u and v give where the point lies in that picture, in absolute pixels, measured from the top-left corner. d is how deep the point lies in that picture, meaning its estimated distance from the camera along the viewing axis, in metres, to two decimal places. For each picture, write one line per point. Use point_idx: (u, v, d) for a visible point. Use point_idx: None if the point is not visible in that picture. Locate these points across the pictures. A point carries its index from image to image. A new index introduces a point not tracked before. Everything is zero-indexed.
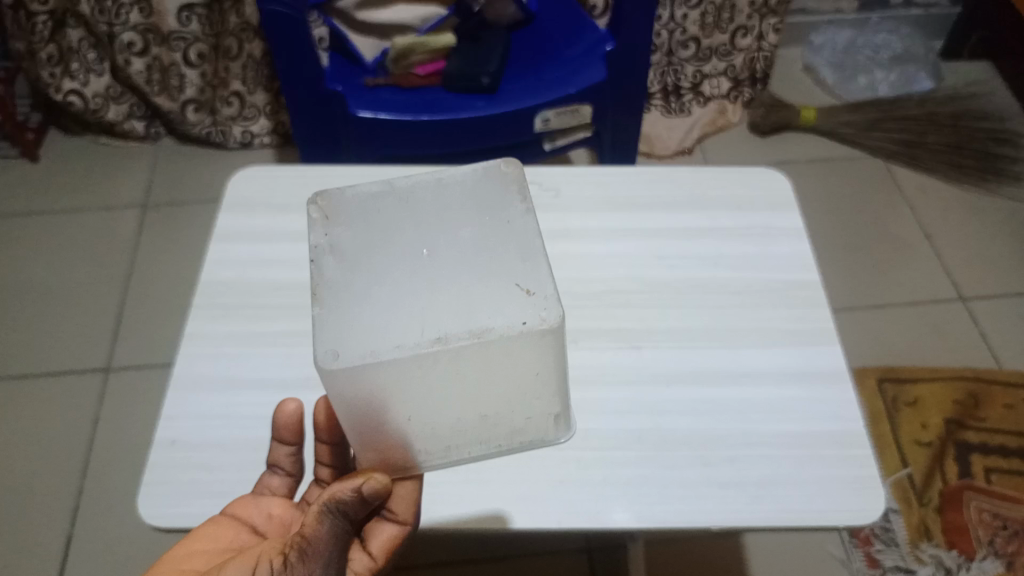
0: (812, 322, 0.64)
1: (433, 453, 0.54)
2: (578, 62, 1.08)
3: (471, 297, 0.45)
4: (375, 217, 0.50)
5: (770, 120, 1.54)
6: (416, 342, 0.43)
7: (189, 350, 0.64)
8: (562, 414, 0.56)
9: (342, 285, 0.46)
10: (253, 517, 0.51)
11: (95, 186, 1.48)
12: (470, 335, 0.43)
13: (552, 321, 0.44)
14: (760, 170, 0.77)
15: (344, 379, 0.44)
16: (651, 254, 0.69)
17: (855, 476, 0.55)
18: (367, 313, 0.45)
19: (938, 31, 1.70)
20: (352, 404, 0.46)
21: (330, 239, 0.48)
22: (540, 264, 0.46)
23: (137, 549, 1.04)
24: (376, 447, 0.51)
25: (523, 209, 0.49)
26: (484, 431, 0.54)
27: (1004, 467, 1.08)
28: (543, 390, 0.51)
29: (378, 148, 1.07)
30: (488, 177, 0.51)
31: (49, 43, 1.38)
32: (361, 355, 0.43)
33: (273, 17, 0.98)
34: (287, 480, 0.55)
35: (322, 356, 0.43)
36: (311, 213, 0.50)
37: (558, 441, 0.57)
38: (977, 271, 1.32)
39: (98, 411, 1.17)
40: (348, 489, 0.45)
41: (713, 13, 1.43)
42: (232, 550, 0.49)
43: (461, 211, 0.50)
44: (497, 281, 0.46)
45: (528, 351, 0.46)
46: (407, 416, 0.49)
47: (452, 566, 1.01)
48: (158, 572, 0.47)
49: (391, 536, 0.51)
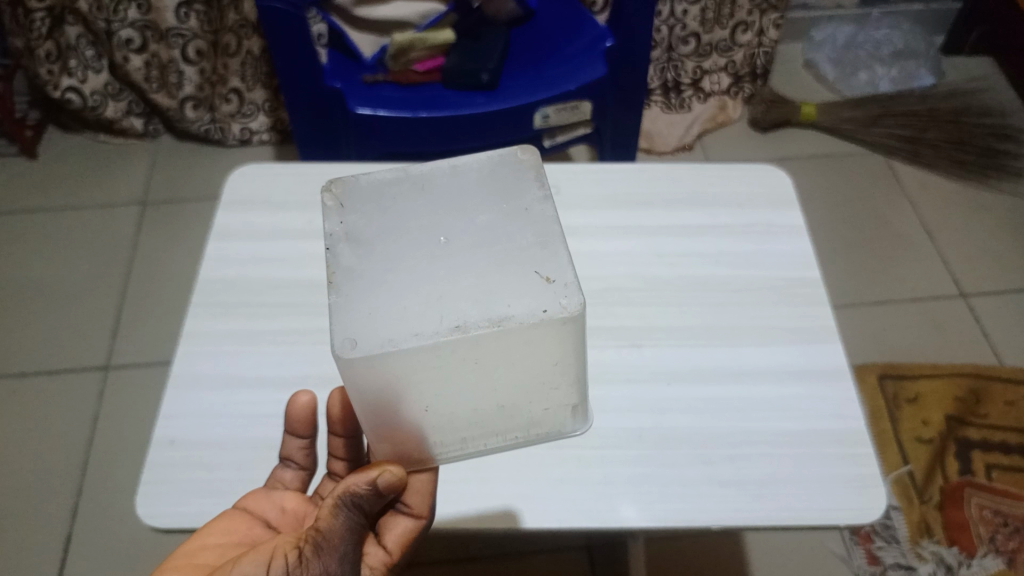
0: (813, 320, 0.64)
1: (449, 445, 0.54)
2: (578, 59, 1.07)
3: (490, 284, 0.45)
4: (390, 204, 0.50)
5: (770, 116, 1.53)
6: (434, 331, 0.43)
7: (189, 348, 0.63)
8: (580, 405, 0.55)
9: (359, 272, 0.46)
10: (266, 511, 0.51)
11: (94, 183, 1.47)
12: (489, 323, 0.43)
13: (573, 309, 0.43)
14: (761, 167, 0.76)
15: (362, 369, 0.44)
16: (651, 252, 0.69)
17: (856, 475, 0.55)
18: (384, 301, 0.45)
19: (938, 26, 1.69)
20: (368, 394, 0.46)
21: (345, 226, 0.48)
22: (558, 252, 0.46)
23: (137, 548, 1.04)
24: (391, 439, 0.51)
25: (541, 195, 0.49)
26: (501, 422, 0.53)
27: (1005, 464, 1.08)
28: (562, 380, 0.50)
29: (378, 146, 1.06)
30: (504, 165, 0.51)
31: (47, 40, 1.37)
32: (379, 343, 0.43)
33: (272, 13, 0.97)
34: (300, 473, 0.54)
35: (339, 345, 0.42)
36: (326, 201, 0.50)
37: (574, 432, 0.57)
38: (977, 267, 1.32)
39: (97, 409, 1.16)
40: (362, 482, 0.45)
41: (714, 9, 1.42)
42: (245, 545, 0.49)
43: (478, 199, 0.49)
44: (517, 268, 0.45)
45: (547, 340, 0.45)
46: (424, 407, 0.48)
47: (452, 564, 1.01)
48: (171, 566, 0.48)
49: (406, 530, 0.51)
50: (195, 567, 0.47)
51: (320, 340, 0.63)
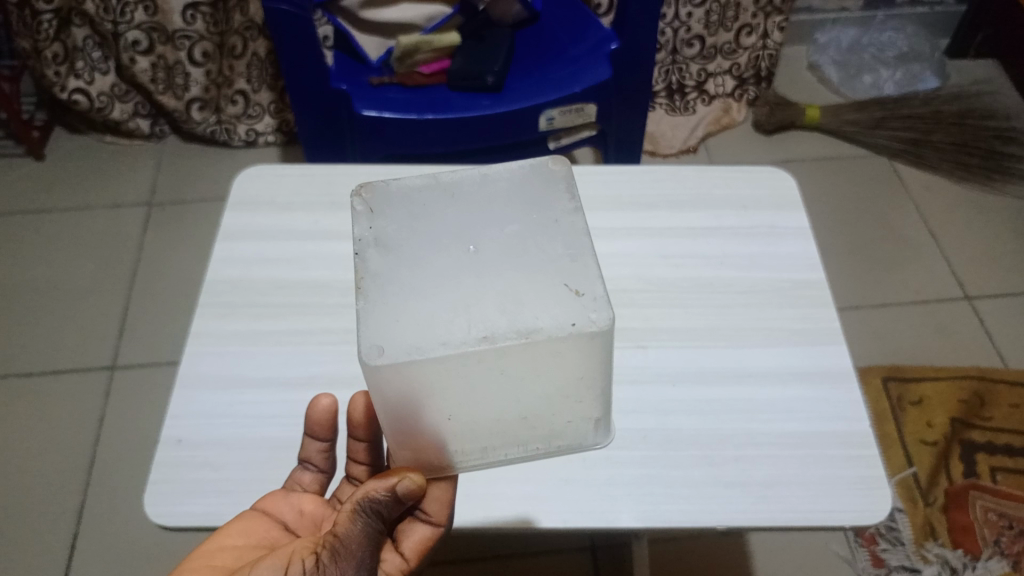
0: (818, 322, 0.64)
1: (469, 453, 0.54)
2: (583, 61, 1.08)
3: (520, 295, 0.45)
4: (419, 210, 0.50)
5: (775, 119, 1.53)
6: (462, 340, 0.43)
7: (196, 349, 0.64)
8: (601, 419, 0.55)
9: (387, 278, 0.46)
10: (283, 513, 0.52)
11: (102, 184, 1.48)
12: (517, 334, 0.43)
13: (602, 323, 0.44)
14: (766, 169, 0.77)
15: (388, 376, 0.44)
16: (658, 253, 0.69)
17: (863, 476, 0.55)
18: (413, 307, 0.45)
19: (943, 30, 1.70)
20: (393, 401, 0.46)
21: (374, 231, 0.49)
22: (588, 264, 0.46)
23: (143, 549, 1.04)
24: (412, 446, 0.50)
25: (570, 207, 0.49)
26: (524, 432, 0.53)
27: (1009, 467, 1.08)
28: (587, 393, 0.50)
29: (382, 147, 1.06)
30: (535, 173, 0.52)
31: (55, 42, 1.38)
32: (406, 351, 0.43)
33: (278, 16, 0.97)
34: (318, 476, 0.55)
35: (367, 351, 0.43)
36: (356, 205, 0.50)
37: (595, 446, 0.57)
38: (982, 271, 1.32)
39: (103, 409, 1.17)
40: (382, 487, 0.45)
41: (718, 12, 1.42)
42: (264, 547, 0.50)
43: (508, 208, 0.50)
44: (545, 279, 0.46)
45: (575, 353, 0.46)
46: (448, 415, 0.48)
47: (454, 566, 1.01)
48: (188, 565, 0.48)
49: (424, 537, 0.51)
50: (213, 569, 0.47)
51: (326, 340, 0.64)
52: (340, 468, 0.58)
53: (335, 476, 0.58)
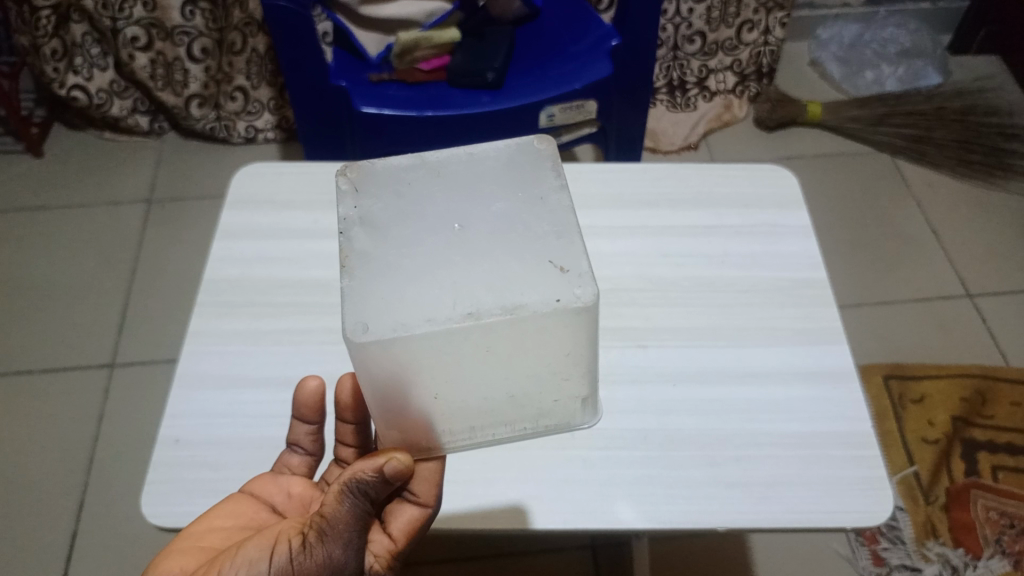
0: (821, 321, 0.64)
1: (457, 434, 0.54)
2: (584, 58, 1.07)
3: (506, 272, 0.45)
4: (406, 190, 0.50)
5: (776, 115, 1.52)
6: (447, 317, 0.43)
7: (194, 348, 0.63)
8: (589, 398, 0.55)
9: (374, 256, 0.46)
10: (272, 496, 0.52)
11: (101, 180, 1.48)
12: (502, 311, 0.43)
13: (587, 299, 0.43)
14: (770, 167, 0.76)
15: (374, 354, 0.44)
16: (660, 252, 0.69)
17: (866, 477, 0.55)
18: (398, 285, 0.44)
19: (945, 26, 1.69)
20: (379, 380, 0.46)
21: (359, 211, 0.48)
22: (575, 241, 0.46)
23: (142, 548, 1.04)
24: (400, 426, 0.50)
25: (556, 185, 0.49)
26: (511, 412, 0.53)
27: (1011, 465, 1.08)
28: (574, 371, 0.50)
29: (382, 143, 1.06)
30: (523, 153, 0.51)
31: (53, 37, 1.37)
32: (392, 327, 0.42)
33: (276, 11, 0.96)
34: (307, 459, 0.54)
35: (352, 328, 0.42)
36: (341, 185, 0.50)
37: (581, 425, 0.58)
38: (983, 267, 1.32)
39: (102, 407, 1.17)
40: (369, 468, 0.44)
41: (719, 8, 1.41)
42: (253, 528, 0.49)
43: (495, 186, 0.49)
44: (532, 258, 0.45)
45: (562, 330, 0.45)
46: (434, 394, 0.48)
47: (454, 564, 1.01)
48: (175, 546, 0.47)
49: (411, 519, 0.49)
50: (202, 550, 0.47)
51: (326, 339, 0.63)
52: (329, 453, 0.58)
53: (325, 461, 0.58)
